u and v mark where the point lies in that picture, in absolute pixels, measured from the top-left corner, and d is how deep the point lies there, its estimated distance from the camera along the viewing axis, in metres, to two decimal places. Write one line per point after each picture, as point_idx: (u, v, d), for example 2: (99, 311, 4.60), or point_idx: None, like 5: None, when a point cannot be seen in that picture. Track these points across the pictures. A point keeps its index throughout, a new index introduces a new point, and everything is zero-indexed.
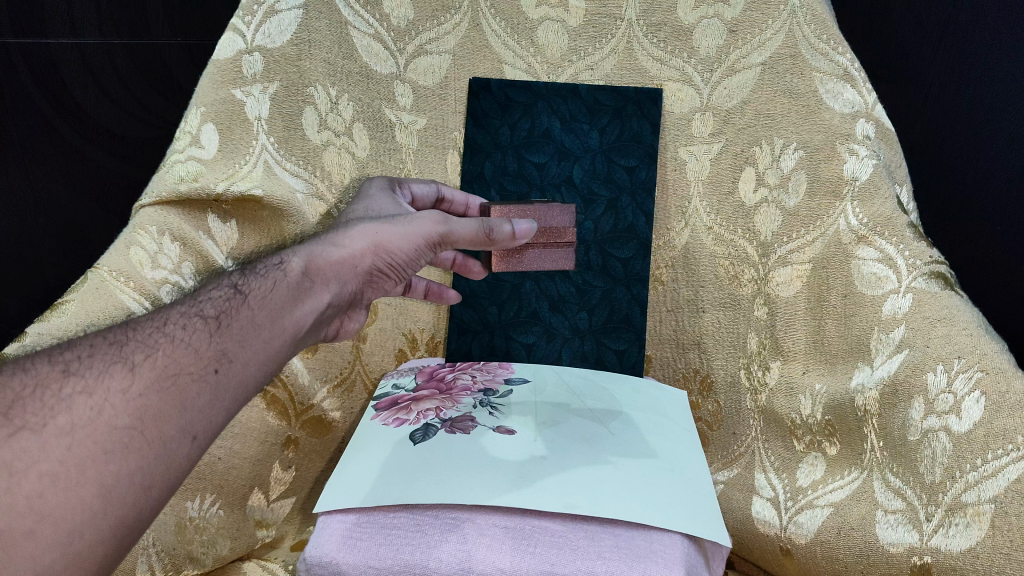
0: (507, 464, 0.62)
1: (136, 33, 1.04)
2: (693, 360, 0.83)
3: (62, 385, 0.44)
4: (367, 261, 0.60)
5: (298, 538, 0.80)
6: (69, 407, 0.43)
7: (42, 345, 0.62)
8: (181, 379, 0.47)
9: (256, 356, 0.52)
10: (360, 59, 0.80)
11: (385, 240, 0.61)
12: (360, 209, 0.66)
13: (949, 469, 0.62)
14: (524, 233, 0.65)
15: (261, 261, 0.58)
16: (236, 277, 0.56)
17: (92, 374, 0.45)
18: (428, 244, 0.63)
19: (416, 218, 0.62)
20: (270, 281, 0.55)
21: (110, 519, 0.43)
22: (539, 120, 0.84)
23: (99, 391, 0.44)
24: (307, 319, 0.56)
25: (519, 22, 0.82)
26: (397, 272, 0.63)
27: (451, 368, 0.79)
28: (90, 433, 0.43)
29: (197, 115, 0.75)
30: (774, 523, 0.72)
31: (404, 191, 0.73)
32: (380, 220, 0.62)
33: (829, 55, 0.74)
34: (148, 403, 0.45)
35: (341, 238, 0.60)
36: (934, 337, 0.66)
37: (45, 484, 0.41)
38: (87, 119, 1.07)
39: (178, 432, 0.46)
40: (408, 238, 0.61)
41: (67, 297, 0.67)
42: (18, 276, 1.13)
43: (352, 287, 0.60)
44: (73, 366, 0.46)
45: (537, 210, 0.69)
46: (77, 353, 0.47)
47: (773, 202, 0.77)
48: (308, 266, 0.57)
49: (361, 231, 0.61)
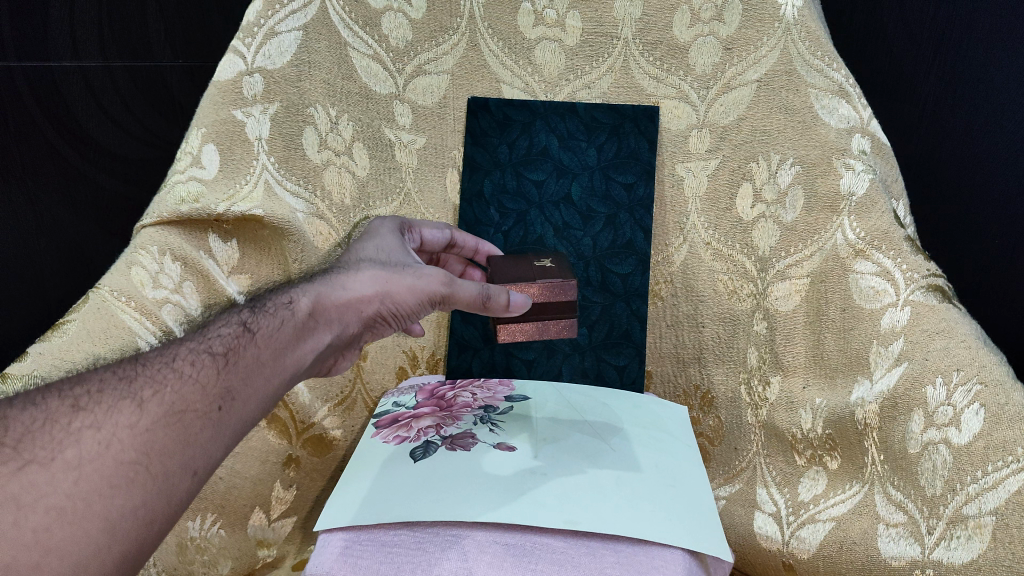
0: (508, 481, 0.62)
1: (136, 54, 1.06)
2: (693, 375, 0.84)
3: (72, 419, 0.45)
4: (370, 307, 0.60)
5: (298, 558, 0.79)
6: (77, 441, 0.44)
7: (43, 370, 0.61)
8: (186, 416, 0.48)
9: (257, 394, 0.52)
10: (360, 80, 0.81)
11: (392, 289, 0.61)
12: (370, 245, 0.66)
13: (949, 482, 0.62)
14: (519, 305, 0.64)
15: (270, 298, 0.59)
16: (246, 314, 0.56)
17: (102, 409, 0.46)
18: (433, 298, 0.62)
19: (424, 273, 0.61)
20: (278, 320, 0.56)
21: (114, 554, 0.43)
22: (537, 137, 0.85)
23: (108, 426, 0.45)
24: (306, 358, 0.57)
25: (516, 41, 0.83)
26: (397, 319, 0.63)
27: (451, 386, 0.79)
28: (97, 467, 0.43)
29: (198, 136, 0.76)
30: (776, 538, 0.74)
31: (413, 233, 0.73)
32: (389, 267, 0.62)
33: (823, 71, 0.75)
34: (154, 439, 0.46)
35: (350, 280, 0.60)
36: (933, 350, 0.65)
37: (52, 518, 0.41)
38: (90, 141, 1.08)
39: (182, 467, 0.46)
40: (414, 291, 0.61)
41: (66, 317, 0.66)
42: (19, 297, 1.14)
43: (353, 329, 0.61)
44: (83, 401, 0.46)
45: (543, 287, 0.69)
46: (86, 388, 0.47)
47: (770, 217, 0.77)
48: (315, 306, 0.58)
49: (369, 275, 0.61)
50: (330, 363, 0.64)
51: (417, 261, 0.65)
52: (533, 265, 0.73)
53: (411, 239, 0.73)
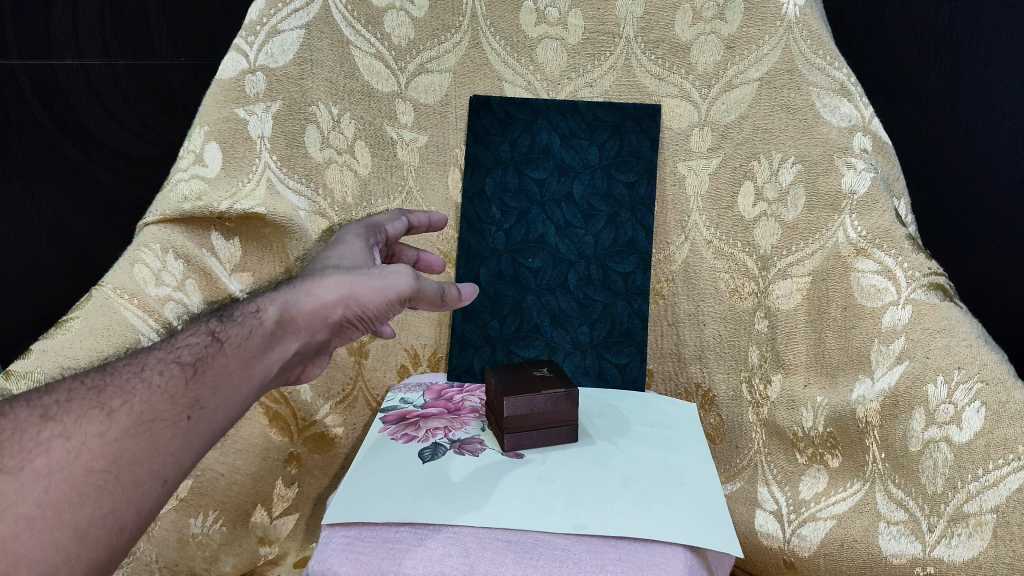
0: (515, 488, 0.62)
1: (139, 53, 1.06)
2: (694, 374, 0.84)
3: (41, 428, 0.44)
4: (337, 312, 0.59)
5: (301, 555, 0.80)
6: (46, 450, 0.43)
7: (48, 368, 0.59)
8: (156, 425, 0.47)
9: (227, 403, 0.51)
10: (361, 78, 0.81)
11: (359, 291, 0.59)
12: (335, 253, 0.64)
13: (949, 480, 0.61)
14: (469, 294, 0.69)
15: (237, 306, 0.57)
16: (214, 323, 0.55)
17: (71, 418, 0.45)
18: (401, 296, 0.62)
19: (391, 271, 0.61)
20: (246, 329, 0.54)
21: (84, 562, 0.42)
22: (539, 136, 0.85)
23: (78, 434, 0.44)
24: (274, 367, 0.56)
25: (519, 40, 0.83)
26: (365, 323, 0.61)
27: (460, 389, 0.80)
28: (67, 475, 0.43)
29: (201, 134, 0.76)
30: (777, 536, 0.74)
31: (379, 234, 0.71)
32: (354, 271, 0.60)
33: (825, 70, 0.74)
34: (124, 448, 0.45)
35: (316, 285, 0.59)
36: (934, 349, 0.65)
37: (20, 527, 0.40)
38: (93, 139, 1.08)
39: (152, 476, 0.46)
40: (381, 292, 0.60)
41: (69, 314, 0.65)
42: (19, 295, 1.14)
43: (322, 336, 0.59)
44: (51, 411, 0.46)
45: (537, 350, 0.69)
46: (56, 397, 0.47)
47: (772, 216, 0.77)
48: (283, 314, 0.56)
49: (335, 280, 0.59)
50: (299, 374, 0.62)
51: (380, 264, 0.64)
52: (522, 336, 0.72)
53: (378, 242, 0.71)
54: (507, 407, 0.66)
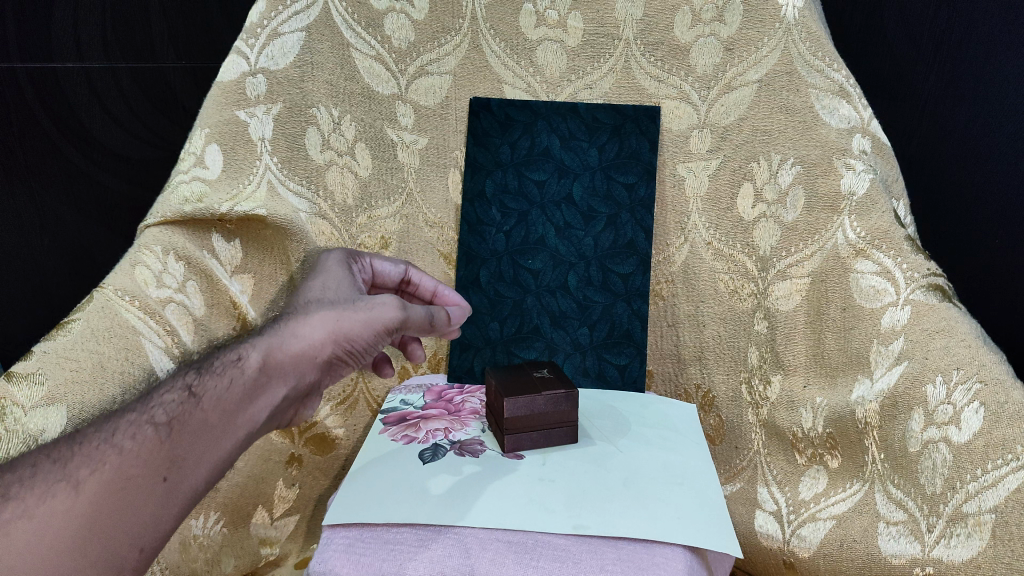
0: (515, 488, 0.63)
1: (140, 56, 1.06)
2: (694, 375, 0.84)
3: (4, 509, 0.46)
4: (325, 351, 0.60)
5: (302, 556, 0.81)
6: (9, 530, 0.45)
7: (50, 372, 0.57)
8: (127, 491, 0.49)
9: (209, 455, 0.53)
10: (361, 81, 0.82)
11: (345, 327, 0.60)
12: (320, 284, 0.64)
13: (949, 480, 0.61)
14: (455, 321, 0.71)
15: (217, 356, 0.58)
16: (192, 378, 0.56)
17: (37, 494, 0.47)
18: (388, 327, 0.63)
19: (375, 303, 0.62)
20: (226, 379, 0.55)
21: None
22: (539, 138, 0.85)
23: (42, 511, 0.46)
24: (261, 414, 0.57)
25: (518, 42, 0.84)
26: (355, 357, 0.62)
27: (460, 390, 0.81)
28: (32, 553, 0.45)
29: (202, 136, 0.76)
30: (777, 536, 0.75)
31: (361, 264, 0.72)
32: (338, 304, 0.61)
33: (824, 71, 0.75)
34: (91, 520, 0.47)
35: (300, 327, 0.59)
36: (933, 349, 0.65)
37: None
38: (93, 141, 1.09)
39: (124, 541, 0.48)
40: (368, 325, 0.61)
41: (71, 315, 0.63)
42: (22, 296, 1.15)
43: (311, 376, 0.60)
44: (15, 488, 0.47)
45: (527, 380, 0.70)
46: (19, 474, 0.48)
47: (771, 217, 0.77)
48: (265, 361, 0.57)
49: (319, 318, 0.60)
50: (291, 416, 0.63)
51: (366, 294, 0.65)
52: (520, 374, 0.72)
53: (361, 272, 0.72)
54: (508, 407, 0.66)
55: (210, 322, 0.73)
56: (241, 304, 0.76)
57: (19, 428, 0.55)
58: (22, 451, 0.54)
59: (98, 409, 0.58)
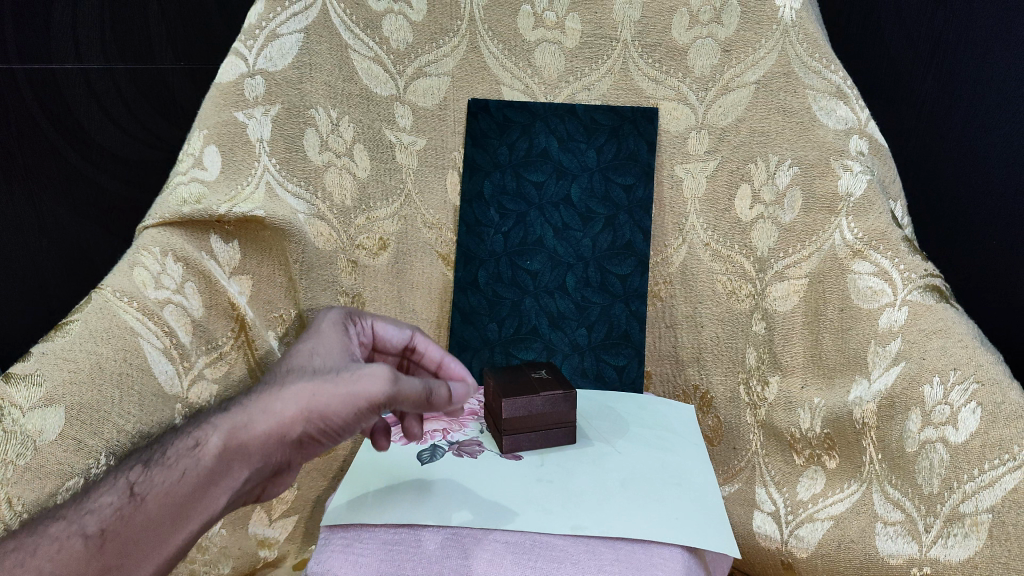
0: (514, 489, 0.63)
1: (139, 57, 1.06)
2: (692, 376, 0.84)
3: None
4: (296, 431, 0.53)
5: (299, 558, 0.80)
6: None
7: (48, 372, 0.57)
8: None
9: (151, 556, 0.50)
10: (360, 82, 0.82)
11: (321, 403, 0.53)
12: (308, 351, 0.58)
13: (946, 480, 0.61)
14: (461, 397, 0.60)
15: (182, 433, 0.55)
16: (145, 463, 0.53)
17: None
18: (375, 402, 0.54)
19: (359, 376, 0.54)
20: (178, 470, 0.52)
21: None
22: (537, 139, 0.86)
23: None
24: (219, 502, 0.53)
25: (516, 44, 0.84)
26: (337, 434, 0.55)
27: None
28: None
29: (200, 138, 0.76)
30: (775, 537, 0.75)
31: (360, 325, 0.65)
32: (319, 375, 0.55)
33: (821, 73, 0.75)
34: None
35: (270, 403, 0.53)
36: (930, 350, 0.65)
37: None
38: (92, 143, 1.09)
39: None
40: (346, 403, 0.53)
41: (69, 317, 0.63)
42: (19, 297, 1.14)
43: (281, 455, 0.55)
44: None
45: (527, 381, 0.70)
46: None
47: (769, 218, 0.78)
48: (223, 446, 0.53)
49: (293, 394, 0.53)
50: (271, 488, 0.59)
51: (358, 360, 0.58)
52: (518, 375, 0.72)
53: (360, 333, 0.65)
54: (506, 408, 0.66)
55: (208, 323, 0.72)
56: (240, 305, 0.74)
57: (17, 428, 0.54)
58: (20, 451, 0.54)
59: (97, 409, 0.58)
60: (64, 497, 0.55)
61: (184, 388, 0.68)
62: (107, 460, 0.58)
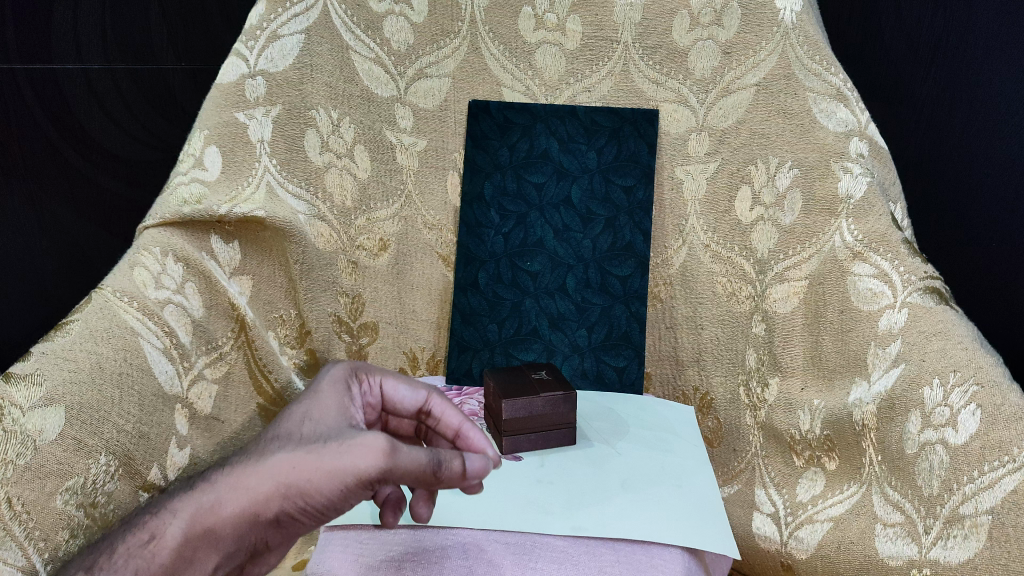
0: (514, 490, 0.63)
1: (141, 58, 1.07)
2: (691, 377, 0.84)
3: None
4: (271, 510, 0.48)
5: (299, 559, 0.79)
6: None
7: (49, 372, 0.57)
8: None
9: None
10: (361, 83, 0.82)
11: (299, 481, 0.47)
12: (297, 417, 0.51)
13: (946, 482, 0.61)
14: (477, 472, 0.50)
15: (155, 509, 0.52)
16: (109, 547, 0.50)
17: None
18: (362, 480, 0.48)
19: (347, 450, 0.47)
20: (141, 558, 0.49)
21: None
22: (537, 140, 0.86)
23: None
24: None
25: (517, 45, 0.84)
26: (321, 514, 0.49)
27: (458, 393, 0.81)
28: None
29: (201, 138, 0.76)
30: (774, 538, 0.75)
31: (367, 383, 0.58)
32: (303, 447, 0.49)
33: (821, 75, 0.75)
34: None
35: (244, 480, 0.49)
36: (930, 352, 0.65)
37: None
38: (93, 143, 1.09)
39: None
40: (329, 481, 0.47)
41: (69, 317, 0.63)
42: (17, 297, 1.14)
43: (257, 535, 0.50)
44: None
45: (530, 381, 0.70)
46: None
47: (769, 220, 0.78)
48: (189, 531, 0.49)
49: (269, 470, 0.48)
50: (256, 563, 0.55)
51: (354, 427, 0.51)
52: (519, 376, 0.72)
53: (366, 392, 0.58)
54: (506, 409, 0.67)
55: (209, 323, 0.72)
56: (240, 306, 0.75)
57: (17, 428, 0.53)
58: (20, 451, 0.52)
59: (96, 409, 0.58)
60: (66, 497, 0.53)
61: (184, 388, 0.68)
62: (107, 460, 0.57)
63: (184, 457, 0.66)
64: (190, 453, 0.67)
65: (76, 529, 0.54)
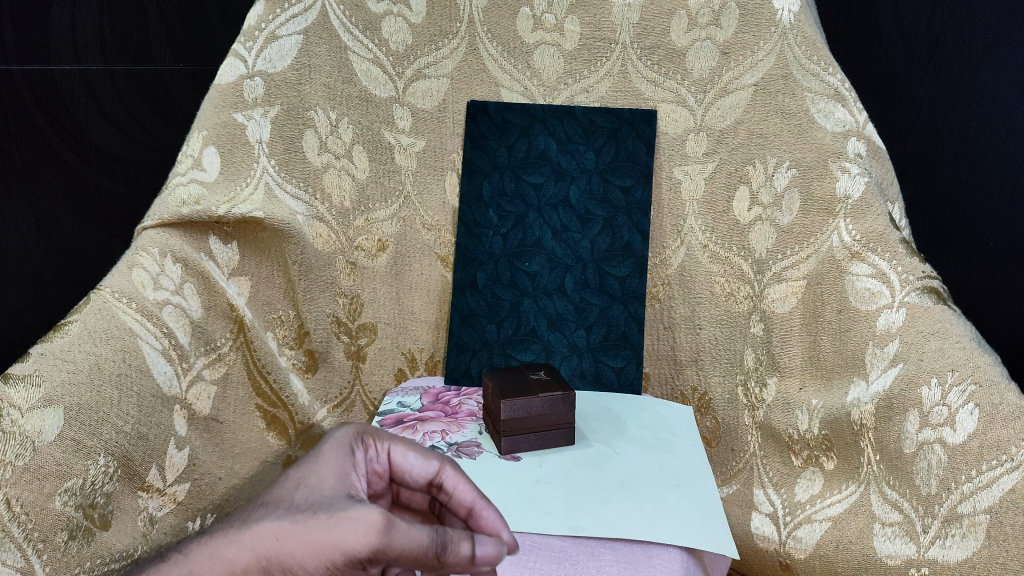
0: (513, 490, 0.63)
1: (138, 58, 1.07)
2: (690, 377, 0.84)
3: None
4: None
5: None
6: None
7: (48, 374, 0.57)
8: None
9: None
10: (359, 83, 0.82)
11: (282, 553, 0.41)
12: (290, 482, 0.44)
13: (944, 481, 0.61)
14: (489, 560, 0.41)
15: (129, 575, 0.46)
16: None
17: None
18: (352, 561, 0.40)
19: (337, 522, 0.40)
20: None
21: None
22: (536, 141, 0.86)
23: None
24: None
25: (515, 46, 0.84)
26: None
27: (457, 393, 0.81)
28: None
29: (199, 139, 0.76)
30: (773, 538, 0.76)
31: (375, 449, 0.49)
32: (289, 514, 0.42)
33: (819, 75, 0.75)
34: None
35: (223, 547, 0.43)
36: (928, 351, 0.65)
37: None
38: (91, 144, 1.08)
39: None
40: (313, 558, 0.40)
41: (67, 318, 0.63)
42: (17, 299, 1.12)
43: None
44: None
45: (530, 382, 0.70)
46: None
47: (767, 220, 0.78)
48: None
49: (250, 537, 0.42)
50: None
51: (353, 497, 0.43)
52: (518, 377, 0.72)
53: (371, 461, 0.49)
54: (505, 409, 0.66)
55: (208, 324, 0.72)
56: (238, 307, 0.75)
57: (17, 429, 0.53)
58: (20, 452, 0.52)
59: (96, 409, 0.58)
60: (65, 497, 0.53)
61: (182, 389, 0.68)
62: (106, 461, 0.57)
63: (183, 458, 0.66)
64: (189, 454, 0.67)
65: (75, 529, 0.54)
